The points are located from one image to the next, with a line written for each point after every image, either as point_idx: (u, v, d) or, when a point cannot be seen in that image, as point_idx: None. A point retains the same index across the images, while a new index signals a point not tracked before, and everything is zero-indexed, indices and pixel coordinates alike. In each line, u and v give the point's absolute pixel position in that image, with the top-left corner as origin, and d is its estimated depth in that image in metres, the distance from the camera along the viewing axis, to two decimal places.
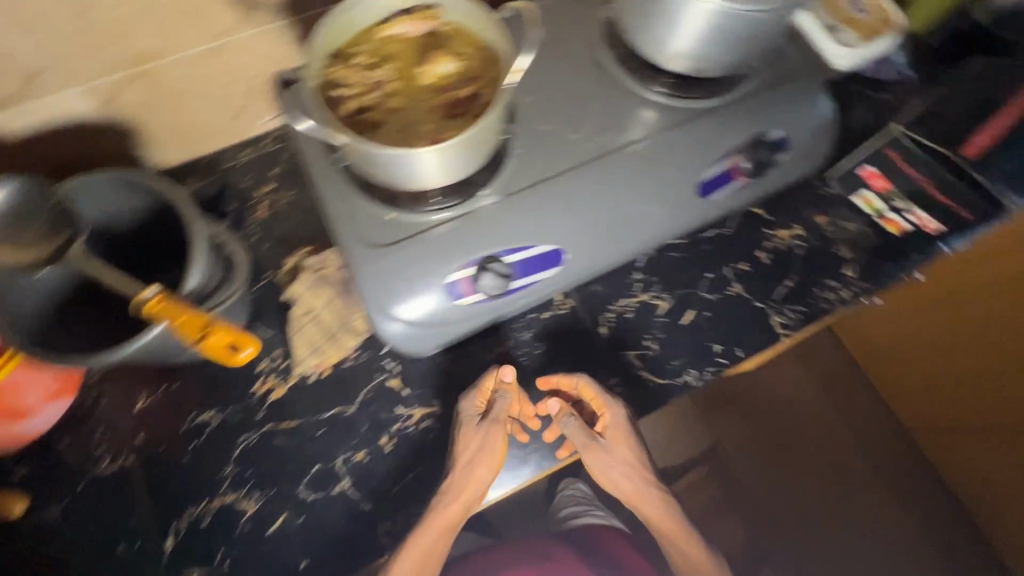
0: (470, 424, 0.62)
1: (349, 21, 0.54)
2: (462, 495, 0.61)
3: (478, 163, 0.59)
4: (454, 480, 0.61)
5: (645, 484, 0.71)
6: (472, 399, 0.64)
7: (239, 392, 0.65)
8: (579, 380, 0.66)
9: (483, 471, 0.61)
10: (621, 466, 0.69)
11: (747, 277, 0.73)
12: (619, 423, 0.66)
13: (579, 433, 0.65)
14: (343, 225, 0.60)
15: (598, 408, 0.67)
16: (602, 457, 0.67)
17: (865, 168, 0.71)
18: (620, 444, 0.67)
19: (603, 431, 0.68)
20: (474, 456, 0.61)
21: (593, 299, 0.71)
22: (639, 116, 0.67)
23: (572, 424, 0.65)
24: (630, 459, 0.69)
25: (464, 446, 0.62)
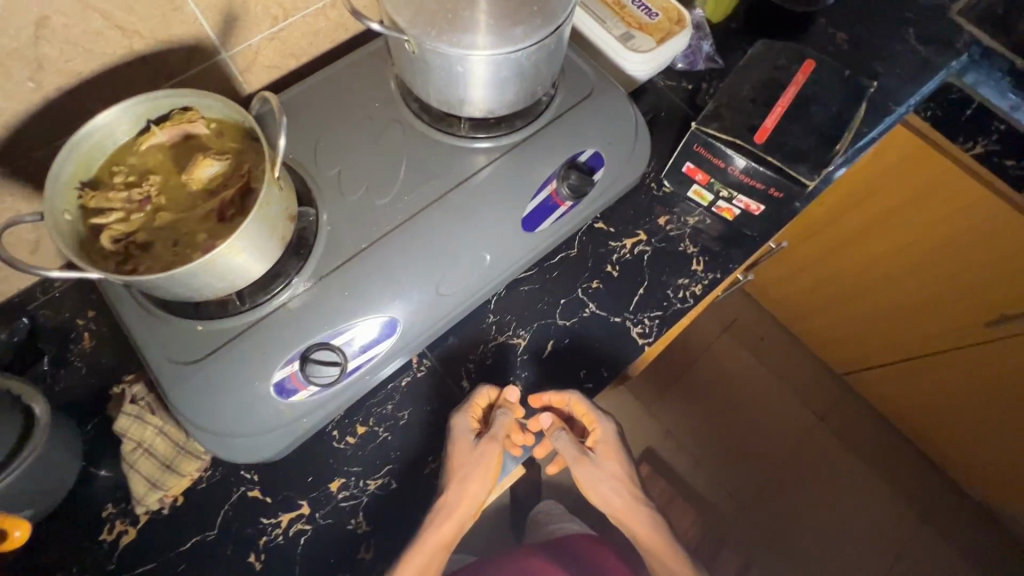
0: (466, 443, 0.63)
1: (96, 145, 0.51)
2: (456, 512, 0.62)
3: (277, 255, 0.57)
4: (449, 498, 0.61)
5: (634, 500, 0.71)
6: (466, 415, 0.65)
7: (87, 545, 0.60)
8: (570, 398, 0.67)
9: (477, 488, 0.62)
10: (610, 481, 0.71)
11: (600, 294, 0.73)
12: (609, 439, 0.71)
13: (571, 449, 0.69)
14: (150, 348, 0.56)
15: (588, 423, 0.71)
16: (590, 469, 0.70)
17: (685, 165, 0.73)
18: (609, 458, 0.71)
19: (593, 447, 0.72)
20: (469, 473, 0.62)
21: (451, 353, 0.70)
22: (448, 165, 0.66)
23: (563, 437, 0.68)
24: (619, 473, 0.72)
25: (459, 462, 0.62)
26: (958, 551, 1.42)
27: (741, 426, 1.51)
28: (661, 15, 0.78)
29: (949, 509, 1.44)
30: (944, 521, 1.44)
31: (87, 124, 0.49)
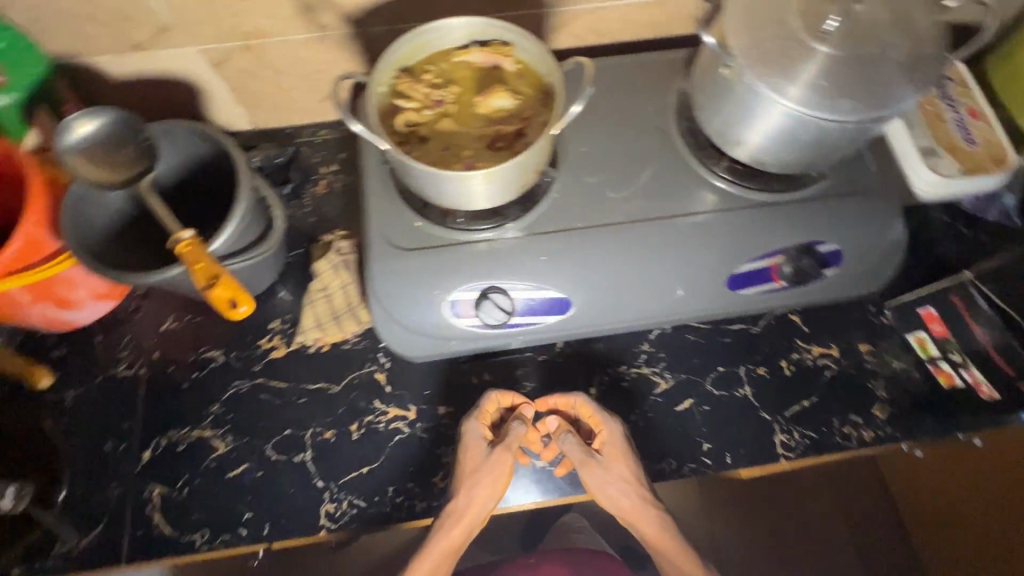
0: (478, 449, 0.63)
1: (428, 42, 0.58)
2: (465, 518, 0.62)
3: (509, 197, 0.60)
4: (458, 506, 0.62)
5: (644, 504, 0.65)
6: (479, 423, 0.65)
7: (248, 342, 0.70)
8: (574, 402, 0.66)
9: (485, 496, 0.62)
10: (620, 483, 0.64)
11: (761, 383, 0.69)
12: (616, 441, 0.64)
13: (575, 451, 0.65)
14: (372, 220, 0.63)
15: (595, 425, 0.66)
16: (598, 474, 0.63)
17: (925, 309, 0.68)
18: (618, 462, 0.64)
19: (599, 449, 0.65)
20: (478, 481, 0.62)
21: (594, 356, 0.70)
22: (686, 193, 0.66)
23: (569, 440, 0.66)
24: (629, 475, 0.64)
25: (469, 469, 0.62)
26: None
27: None
28: (980, 145, 0.69)
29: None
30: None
31: (434, 24, 0.56)
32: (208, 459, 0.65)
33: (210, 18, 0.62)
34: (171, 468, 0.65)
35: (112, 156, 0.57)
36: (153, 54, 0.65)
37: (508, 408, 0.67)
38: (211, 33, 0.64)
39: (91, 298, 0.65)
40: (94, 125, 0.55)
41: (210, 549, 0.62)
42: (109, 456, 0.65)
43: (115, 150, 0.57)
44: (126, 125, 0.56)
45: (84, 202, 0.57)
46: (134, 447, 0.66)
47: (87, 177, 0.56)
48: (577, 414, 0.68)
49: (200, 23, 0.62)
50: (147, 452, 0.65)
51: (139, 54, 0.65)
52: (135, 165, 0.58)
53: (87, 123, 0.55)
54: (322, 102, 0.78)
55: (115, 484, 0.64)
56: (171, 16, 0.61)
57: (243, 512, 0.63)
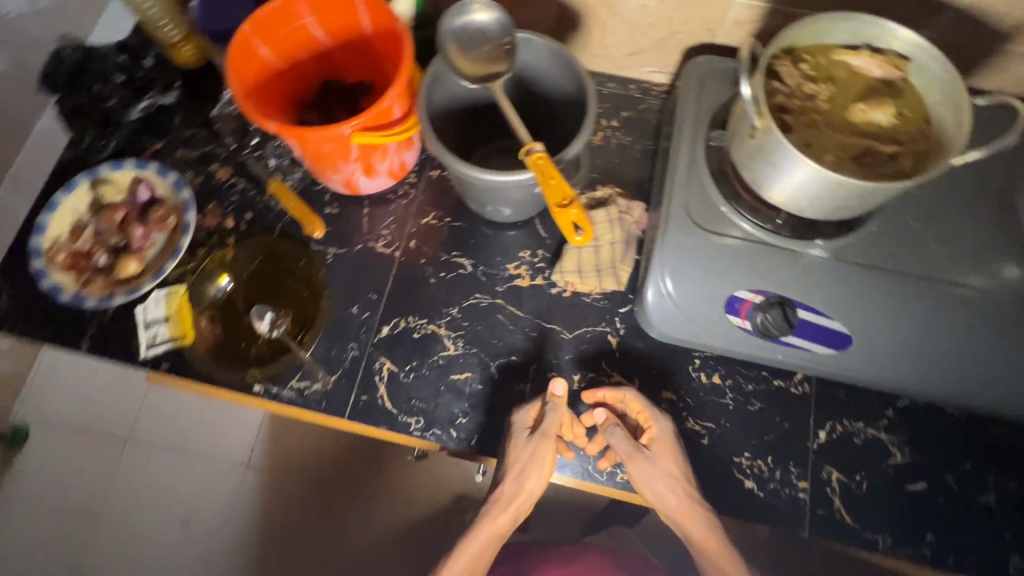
0: (519, 437, 0.62)
1: (824, 31, 0.55)
2: (512, 505, 0.63)
3: (845, 216, 0.57)
4: (506, 492, 0.63)
5: (691, 501, 0.59)
6: (524, 411, 0.63)
7: (496, 261, 0.72)
8: (623, 397, 0.63)
9: (533, 483, 0.61)
10: (666, 481, 0.59)
11: (1009, 498, 0.62)
12: (667, 437, 0.62)
13: (623, 445, 0.61)
14: (676, 189, 0.63)
15: (643, 420, 0.64)
16: (647, 467, 0.59)
17: None
18: (666, 457, 0.60)
19: (648, 444, 0.62)
20: (524, 469, 0.61)
21: (833, 401, 0.66)
22: (1017, 271, 0.60)
23: (617, 433, 0.62)
24: (675, 473, 0.60)
25: (513, 458, 0.61)
26: None
27: None
28: None
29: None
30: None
31: (851, 15, 0.53)
32: (436, 355, 0.68)
33: None
34: (404, 352, 0.68)
35: (481, 50, 0.59)
36: None
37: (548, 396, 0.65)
38: None
39: (386, 172, 0.69)
40: (489, 16, 0.57)
41: (420, 437, 0.65)
42: (353, 319, 0.69)
43: (484, 46, 0.59)
44: (505, 26, 0.58)
45: (439, 83, 0.59)
46: (375, 318, 0.69)
47: (455, 60, 0.58)
48: (624, 409, 0.65)
49: None
50: (386, 328, 0.69)
51: None
52: (496, 65, 0.59)
53: (484, 12, 0.57)
54: (631, 57, 0.77)
55: (353, 345, 0.68)
56: None
57: (456, 415, 0.66)
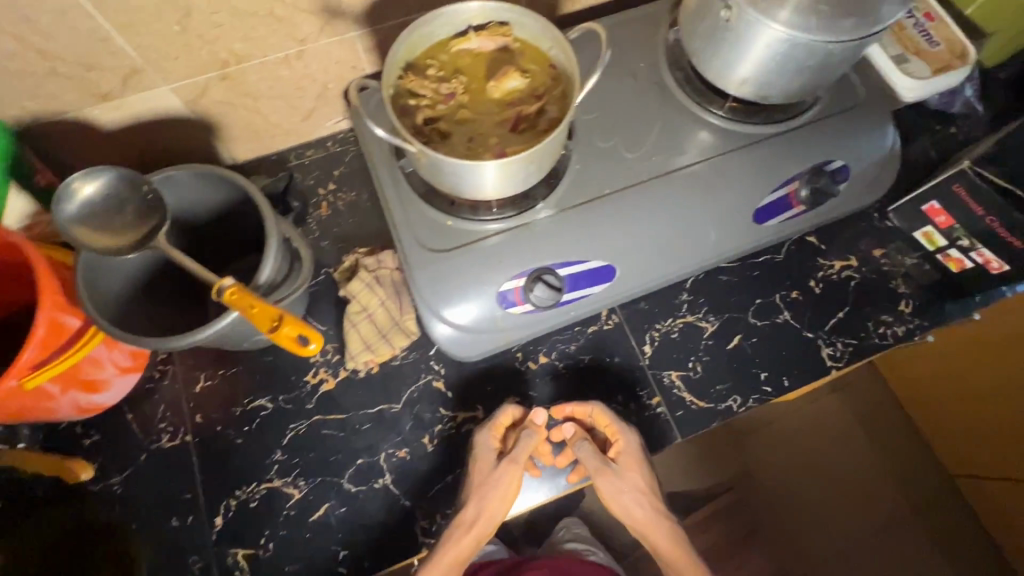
0: (487, 463, 0.61)
1: (426, 35, 0.57)
2: (474, 530, 0.60)
3: (540, 176, 0.60)
4: (468, 514, 0.60)
5: (656, 515, 0.63)
6: (489, 433, 0.63)
7: (293, 381, 0.67)
8: (591, 411, 0.64)
9: (496, 504, 0.60)
10: (633, 495, 0.63)
11: (796, 305, 0.72)
12: (633, 450, 0.63)
13: (591, 459, 0.63)
14: (403, 229, 0.63)
15: (611, 434, 0.65)
16: (615, 484, 0.62)
17: (931, 204, 0.70)
18: (633, 471, 0.63)
19: (615, 458, 0.64)
20: (488, 492, 0.60)
21: (639, 315, 0.71)
22: (697, 136, 0.68)
23: (585, 448, 0.63)
24: (642, 485, 0.63)
25: (477, 481, 0.61)
26: None
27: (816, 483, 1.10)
28: (942, 46, 0.73)
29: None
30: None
31: (433, 15, 0.55)
32: (286, 509, 0.63)
33: (180, 52, 0.58)
34: (251, 527, 0.62)
35: (115, 219, 0.52)
36: (127, 100, 0.60)
37: (518, 419, 0.65)
38: (181, 68, 0.59)
39: (118, 373, 0.61)
40: (97, 185, 0.52)
41: None
42: (179, 532, 0.62)
43: (117, 213, 0.52)
44: (122, 183, 0.52)
45: (96, 272, 0.53)
46: (202, 516, 0.62)
47: (96, 246, 0.51)
48: (593, 422, 0.66)
49: (169, 59, 0.58)
50: (220, 517, 0.62)
51: (111, 103, 0.60)
52: (145, 223, 0.53)
53: (89, 183, 0.51)
54: (307, 120, 0.74)
55: (197, 555, 0.61)
56: (140, 58, 0.57)
57: (337, 551, 0.61)
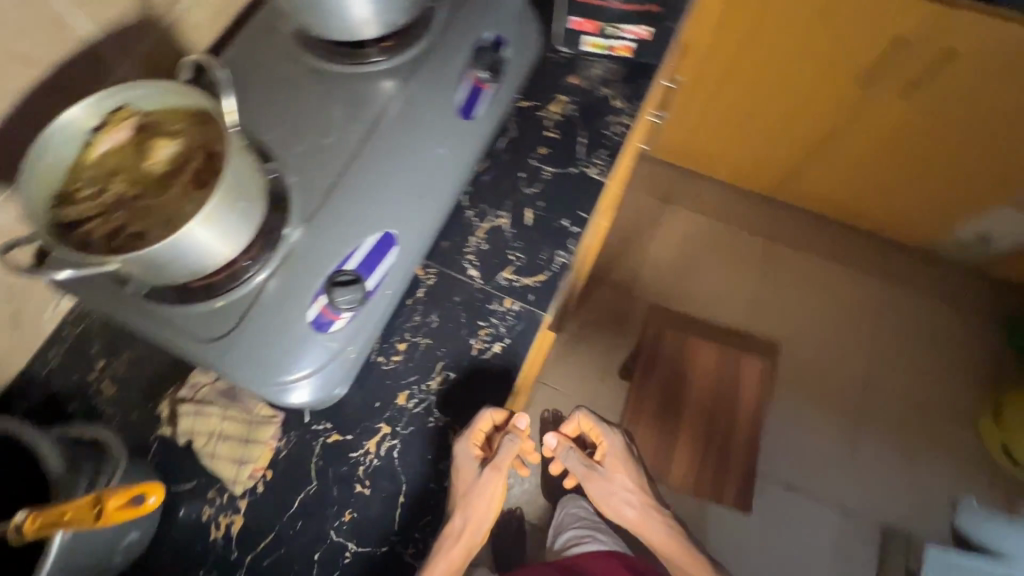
0: (473, 472, 0.66)
1: (51, 164, 0.52)
2: (465, 535, 0.69)
3: (263, 211, 0.60)
4: (457, 526, 0.67)
5: (645, 511, 1.05)
6: (469, 443, 0.66)
7: (203, 548, 0.62)
8: (579, 419, 1.03)
9: (481, 513, 0.70)
10: (621, 491, 1.03)
11: (550, 156, 0.80)
12: (614, 454, 1.04)
13: (580, 465, 1.03)
14: (185, 341, 0.60)
15: (598, 439, 1.04)
16: (608, 484, 1.03)
17: (572, 21, 0.81)
18: (617, 472, 1.03)
19: (602, 461, 1.04)
20: (473, 500, 0.68)
21: (446, 253, 0.74)
22: (372, 87, 0.71)
23: (573, 456, 1.04)
24: (627, 484, 1.03)
25: (462, 491, 0.66)
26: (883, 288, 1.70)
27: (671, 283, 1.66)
28: None
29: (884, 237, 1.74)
30: (879, 254, 1.76)
31: (38, 145, 0.50)
32: None
33: None
34: None
35: None
36: None
37: (501, 423, 0.69)
38: None
39: None
40: None
41: None
42: None
43: None
44: None
45: None
46: None
47: None
48: None
49: None
50: None
51: None
52: None
53: None
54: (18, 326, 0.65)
55: None
56: None
57: None
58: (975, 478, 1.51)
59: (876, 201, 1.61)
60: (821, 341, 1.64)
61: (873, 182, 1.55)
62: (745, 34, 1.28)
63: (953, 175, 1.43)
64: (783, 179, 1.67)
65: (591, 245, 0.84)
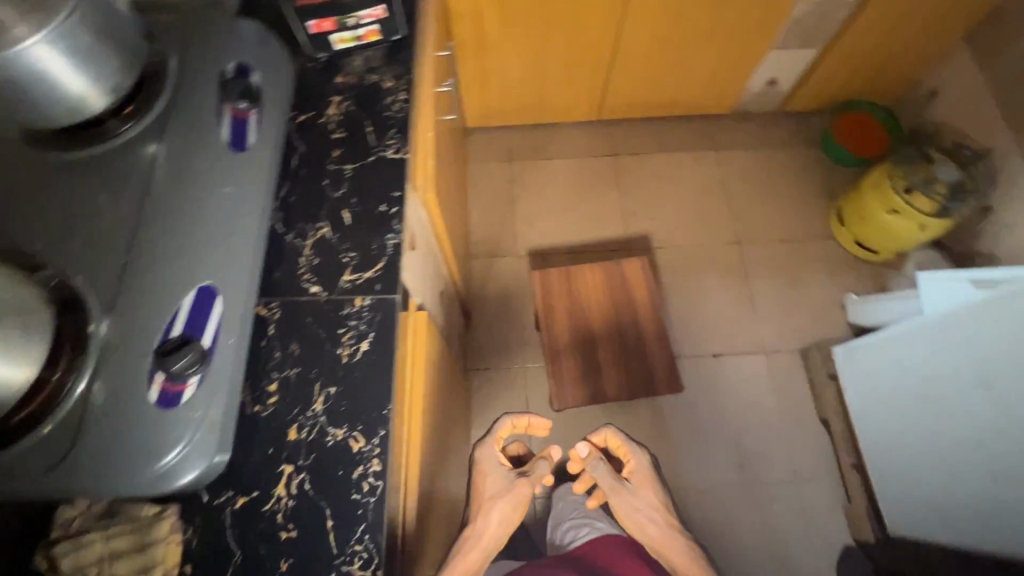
0: (488, 465, 0.98)
1: None
2: (484, 539, 0.91)
3: (52, 318, 0.57)
4: (478, 530, 0.90)
5: (669, 530, 0.97)
6: (492, 448, 1.01)
7: None
8: (608, 433, 1.08)
9: (498, 523, 0.91)
10: (644, 509, 0.99)
11: (345, 155, 0.82)
12: (642, 471, 1.04)
13: (605, 478, 1.02)
14: (30, 478, 0.56)
15: (625, 455, 1.06)
16: (632, 499, 1.00)
17: (310, 25, 0.84)
18: (643, 489, 1.02)
19: (629, 478, 1.04)
20: (498, 505, 0.94)
21: (282, 282, 0.74)
22: (129, 157, 0.69)
23: (598, 467, 1.04)
24: (652, 503, 1.00)
25: (489, 493, 0.94)
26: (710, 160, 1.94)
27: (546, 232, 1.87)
28: None
29: (695, 117, 1.99)
30: (698, 131, 1.98)
31: None
32: None
33: None
34: None
35: None
36: None
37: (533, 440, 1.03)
38: None
39: None
40: None
41: None
42: None
43: None
44: None
45: None
46: None
47: None
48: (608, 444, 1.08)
49: None
50: None
51: None
52: None
53: None
54: None
55: None
56: None
57: None
58: (844, 279, 1.75)
59: (678, 88, 1.82)
60: (683, 223, 1.85)
61: (661, 70, 1.74)
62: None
63: (715, 46, 1.65)
64: (601, 99, 1.86)
65: (423, 219, 0.92)
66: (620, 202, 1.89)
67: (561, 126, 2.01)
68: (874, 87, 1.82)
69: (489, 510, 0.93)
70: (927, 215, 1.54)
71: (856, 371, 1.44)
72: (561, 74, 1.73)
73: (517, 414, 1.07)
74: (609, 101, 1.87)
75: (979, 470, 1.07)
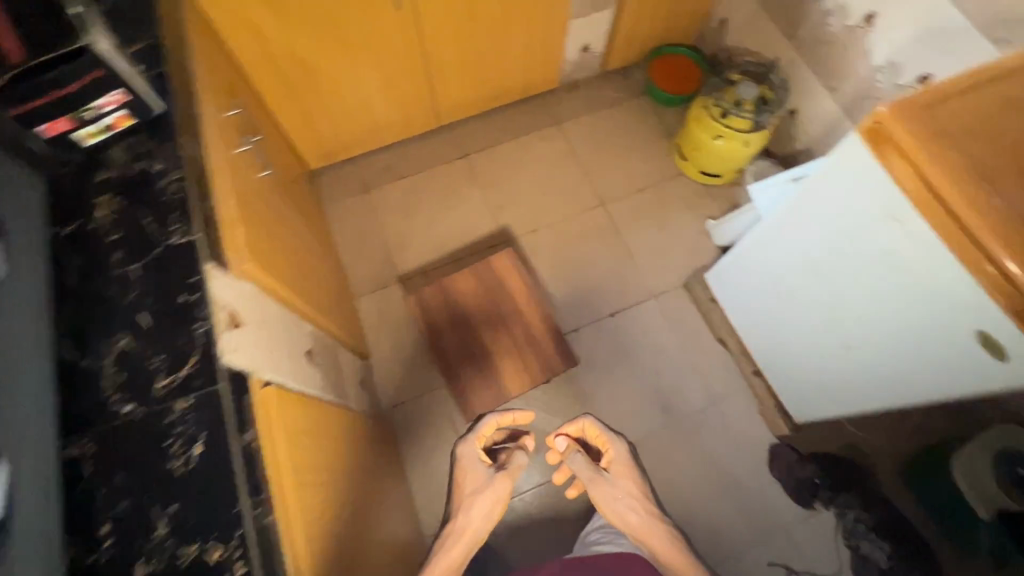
0: (470, 463, 1.20)
1: None
2: (466, 534, 1.09)
3: None
4: (459, 524, 1.11)
5: (647, 518, 1.19)
6: (469, 446, 1.23)
7: None
8: (587, 424, 1.29)
9: (480, 517, 1.11)
10: (623, 498, 1.21)
11: (127, 255, 0.76)
12: (619, 460, 1.27)
13: (583, 469, 1.24)
14: None
15: (606, 446, 1.30)
16: (610, 489, 1.21)
17: (43, 128, 0.77)
18: (622, 478, 1.25)
19: (608, 467, 1.27)
20: (477, 498, 1.14)
21: (87, 414, 0.67)
22: None
23: (578, 459, 1.25)
24: (630, 490, 1.22)
25: (469, 486, 1.17)
26: (556, 134, 2.01)
27: (425, 249, 1.86)
28: None
29: (530, 98, 2.06)
30: (537, 110, 2.05)
31: None
32: None
33: None
34: None
35: None
36: None
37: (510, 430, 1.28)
38: None
39: None
40: None
41: None
42: None
43: None
44: None
45: None
46: None
47: None
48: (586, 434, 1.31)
49: None
50: None
51: None
52: None
53: None
54: None
55: None
56: None
57: None
58: (702, 207, 1.88)
59: (502, 75, 1.87)
60: (549, 201, 1.91)
61: (477, 62, 1.76)
62: (271, 29, 1.36)
63: (520, 24, 1.69)
64: (435, 106, 1.87)
65: (247, 290, 0.88)
66: (485, 200, 1.92)
67: (407, 143, 2.00)
68: (673, 29, 1.96)
69: (472, 504, 1.13)
70: (747, 132, 1.69)
71: (728, 292, 1.53)
72: (384, 88, 1.70)
73: (499, 414, 1.27)
74: (443, 102, 1.86)
75: (833, 342, 1.19)
